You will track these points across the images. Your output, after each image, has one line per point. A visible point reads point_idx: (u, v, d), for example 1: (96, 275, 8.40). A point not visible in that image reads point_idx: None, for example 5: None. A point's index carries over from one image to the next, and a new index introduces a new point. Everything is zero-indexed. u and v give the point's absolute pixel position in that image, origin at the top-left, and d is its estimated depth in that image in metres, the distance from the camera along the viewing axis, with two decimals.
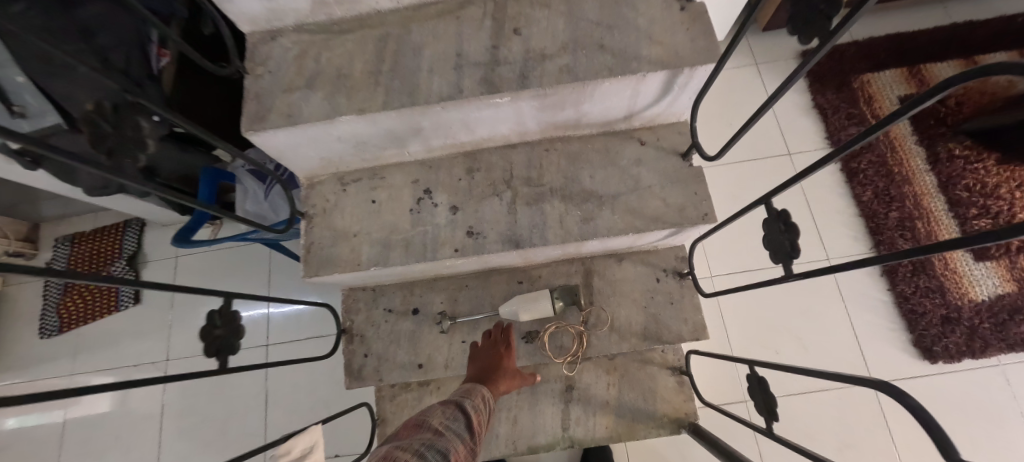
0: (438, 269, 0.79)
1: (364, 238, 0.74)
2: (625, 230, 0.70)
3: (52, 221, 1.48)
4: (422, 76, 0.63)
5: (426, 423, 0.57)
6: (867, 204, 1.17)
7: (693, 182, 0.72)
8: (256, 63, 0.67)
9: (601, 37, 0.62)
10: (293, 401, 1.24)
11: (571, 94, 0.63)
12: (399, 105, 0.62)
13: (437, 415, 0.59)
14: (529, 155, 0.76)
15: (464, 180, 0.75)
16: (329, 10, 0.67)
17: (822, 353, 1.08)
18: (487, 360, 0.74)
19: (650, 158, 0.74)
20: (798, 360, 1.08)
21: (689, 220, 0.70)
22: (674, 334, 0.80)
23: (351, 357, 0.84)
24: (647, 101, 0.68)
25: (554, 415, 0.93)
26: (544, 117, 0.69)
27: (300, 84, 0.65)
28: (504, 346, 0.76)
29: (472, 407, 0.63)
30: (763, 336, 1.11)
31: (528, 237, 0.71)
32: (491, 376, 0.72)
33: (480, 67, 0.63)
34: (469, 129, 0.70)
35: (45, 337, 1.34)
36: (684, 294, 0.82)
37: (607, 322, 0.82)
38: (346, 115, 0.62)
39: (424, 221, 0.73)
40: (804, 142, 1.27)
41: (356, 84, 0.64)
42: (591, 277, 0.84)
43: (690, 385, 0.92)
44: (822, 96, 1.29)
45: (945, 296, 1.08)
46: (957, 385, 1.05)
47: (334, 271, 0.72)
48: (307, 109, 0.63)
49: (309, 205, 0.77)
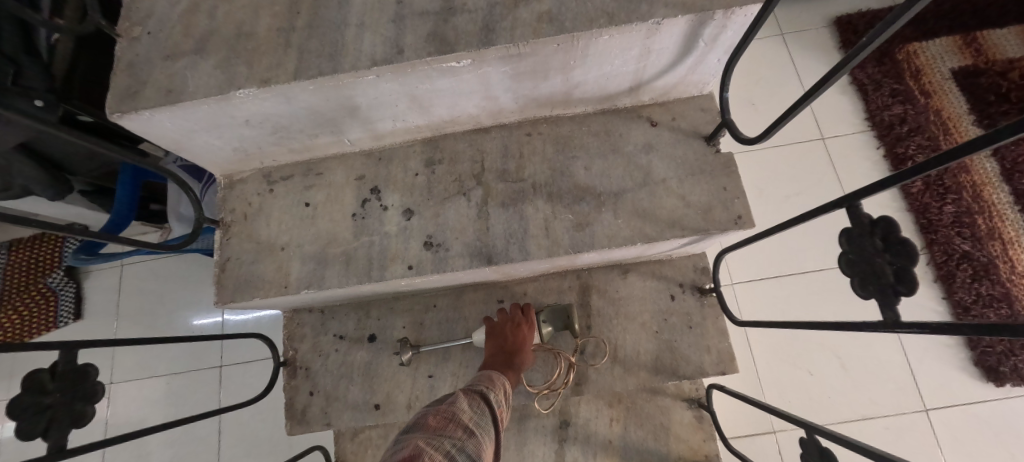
0: (395, 288, 0.62)
1: (294, 253, 0.57)
2: (633, 239, 0.53)
3: None
4: (350, 33, 0.46)
5: (457, 417, 0.44)
6: (918, 196, 0.99)
7: (721, 174, 0.54)
8: (134, 22, 0.50)
9: None
10: (249, 434, 1.07)
11: (556, 54, 0.45)
12: (317, 72, 0.44)
13: (465, 406, 0.46)
14: (506, 142, 0.59)
15: (423, 175, 0.58)
16: None
17: (862, 373, 0.92)
18: (503, 340, 0.59)
19: (665, 144, 0.56)
20: (835, 382, 0.92)
21: (716, 225, 0.53)
22: (694, 367, 0.63)
23: (293, 396, 0.68)
24: (660, 65, 0.50)
25: (546, 457, 0.77)
26: (523, 89, 0.52)
27: (187, 49, 0.48)
28: (524, 321, 0.61)
29: (496, 401, 0.50)
30: (794, 354, 0.94)
31: (506, 249, 0.54)
32: (512, 358, 0.58)
33: (429, 19, 0.45)
34: (424, 108, 0.53)
35: None
36: (706, 316, 0.65)
37: (609, 351, 0.65)
38: (244, 87, 0.45)
39: (370, 230, 0.57)
40: (839, 124, 1.08)
41: (261, 46, 0.47)
42: (588, 295, 0.67)
43: (711, 421, 0.76)
44: (860, 70, 1.10)
45: (1012, 306, 0.91)
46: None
47: (254, 296, 0.56)
48: (195, 82, 0.46)
49: (227, 210, 0.60)
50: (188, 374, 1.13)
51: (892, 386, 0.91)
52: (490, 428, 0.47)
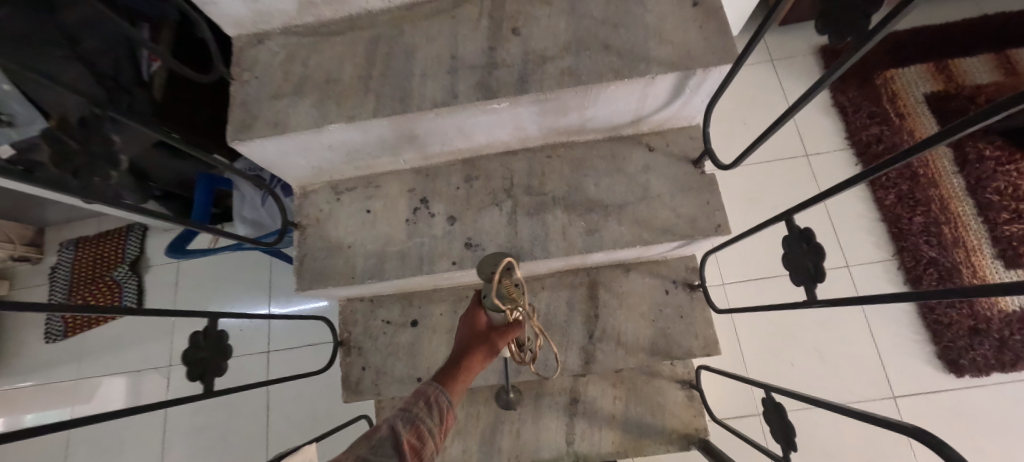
0: (437, 280, 0.75)
1: (359, 251, 0.71)
2: (633, 242, 0.66)
3: (56, 224, 1.48)
4: (414, 81, 0.59)
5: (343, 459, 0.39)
6: (891, 207, 1.11)
7: (705, 191, 0.67)
8: (242, 69, 0.64)
9: (605, 35, 0.58)
10: (292, 412, 1.21)
11: (574, 99, 0.59)
12: (391, 112, 0.58)
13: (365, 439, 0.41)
14: (530, 162, 0.72)
15: (462, 188, 0.72)
16: (318, 11, 0.63)
17: (839, 363, 1.04)
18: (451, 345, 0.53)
19: (660, 165, 0.69)
20: (815, 371, 1.03)
21: (700, 232, 0.65)
22: (684, 349, 0.76)
23: (349, 370, 0.82)
24: (656, 105, 0.64)
25: (558, 429, 0.90)
26: (545, 122, 0.65)
27: (288, 91, 0.62)
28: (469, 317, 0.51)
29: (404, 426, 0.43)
30: (779, 346, 1.06)
31: (530, 249, 0.67)
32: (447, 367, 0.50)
33: (477, 71, 0.59)
34: (466, 136, 0.66)
35: (50, 343, 1.34)
36: (694, 308, 0.78)
37: (613, 336, 0.78)
38: (335, 123, 0.59)
39: (420, 233, 0.70)
40: (823, 141, 1.21)
41: (346, 90, 0.60)
42: (596, 289, 0.80)
43: (701, 400, 0.88)
44: (842, 93, 1.22)
45: (973, 307, 1.02)
46: (982, 399, 0.99)
47: (328, 284, 0.70)
48: (296, 118, 0.60)
49: (303, 215, 0.74)
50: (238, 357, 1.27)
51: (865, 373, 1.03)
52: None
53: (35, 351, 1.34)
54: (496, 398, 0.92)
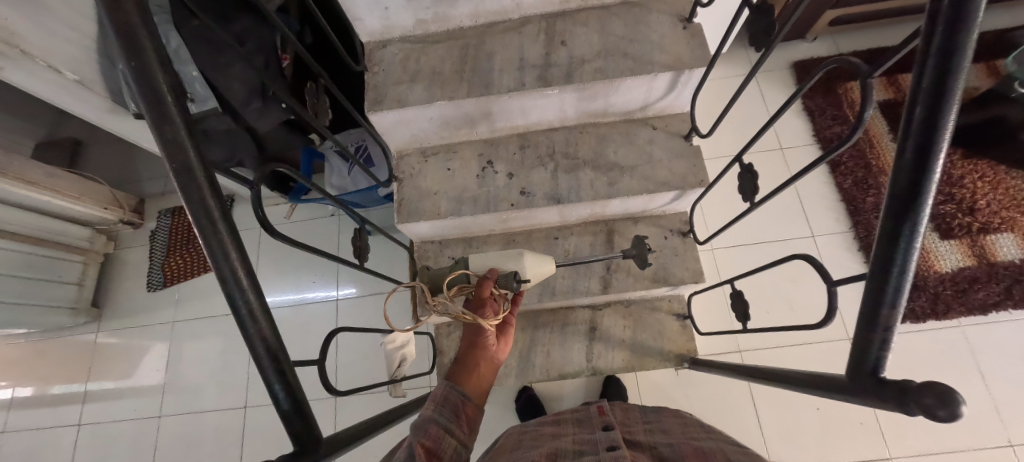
0: (496, 222, 1.02)
1: (442, 196, 0.97)
2: (640, 192, 0.93)
3: (153, 196, 1.77)
4: (494, 74, 0.87)
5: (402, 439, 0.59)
6: (848, 191, 1.42)
7: (693, 157, 0.94)
8: (372, 64, 0.92)
9: (625, 46, 0.86)
10: (359, 348, 1.47)
11: (603, 88, 0.87)
12: (479, 95, 0.86)
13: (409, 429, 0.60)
14: (567, 135, 0.99)
15: (518, 154, 0.99)
16: (426, 26, 0.92)
17: (802, 307, 1.35)
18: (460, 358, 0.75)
19: (661, 139, 0.97)
20: (783, 314, 1.35)
21: (689, 185, 0.92)
22: (678, 278, 1.02)
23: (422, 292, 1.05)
24: (659, 95, 0.91)
25: (580, 350, 1.14)
26: (581, 106, 0.93)
27: (405, 79, 0.89)
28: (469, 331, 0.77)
29: (430, 411, 0.63)
30: (754, 296, 1.38)
31: (567, 196, 0.94)
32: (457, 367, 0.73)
33: (537, 68, 0.87)
34: (524, 114, 0.94)
35: (152, 290, 1.64)
36: (686, 248, 1.04)
37: (625, 269, 1.04)
38: (441, 101, 0.86)
39: (487, 184, 0.97)
40: (796, 139, 1.48)
41: (447, 80, 0.88)
42: (612, 235, 1.06)
43: (692, 328, 1.14)
44: (811, 100, 1.50)
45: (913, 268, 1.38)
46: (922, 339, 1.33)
47: (420, 219, 0.96)
48: (412, 96, 0.88)
49: (400, 171, 1.01)
50: (312, 305, 1.55)
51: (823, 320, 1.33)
52: (420, 432, 0.58)
53: (139, 299, 1.64)
54: (531, 326, 1.17)
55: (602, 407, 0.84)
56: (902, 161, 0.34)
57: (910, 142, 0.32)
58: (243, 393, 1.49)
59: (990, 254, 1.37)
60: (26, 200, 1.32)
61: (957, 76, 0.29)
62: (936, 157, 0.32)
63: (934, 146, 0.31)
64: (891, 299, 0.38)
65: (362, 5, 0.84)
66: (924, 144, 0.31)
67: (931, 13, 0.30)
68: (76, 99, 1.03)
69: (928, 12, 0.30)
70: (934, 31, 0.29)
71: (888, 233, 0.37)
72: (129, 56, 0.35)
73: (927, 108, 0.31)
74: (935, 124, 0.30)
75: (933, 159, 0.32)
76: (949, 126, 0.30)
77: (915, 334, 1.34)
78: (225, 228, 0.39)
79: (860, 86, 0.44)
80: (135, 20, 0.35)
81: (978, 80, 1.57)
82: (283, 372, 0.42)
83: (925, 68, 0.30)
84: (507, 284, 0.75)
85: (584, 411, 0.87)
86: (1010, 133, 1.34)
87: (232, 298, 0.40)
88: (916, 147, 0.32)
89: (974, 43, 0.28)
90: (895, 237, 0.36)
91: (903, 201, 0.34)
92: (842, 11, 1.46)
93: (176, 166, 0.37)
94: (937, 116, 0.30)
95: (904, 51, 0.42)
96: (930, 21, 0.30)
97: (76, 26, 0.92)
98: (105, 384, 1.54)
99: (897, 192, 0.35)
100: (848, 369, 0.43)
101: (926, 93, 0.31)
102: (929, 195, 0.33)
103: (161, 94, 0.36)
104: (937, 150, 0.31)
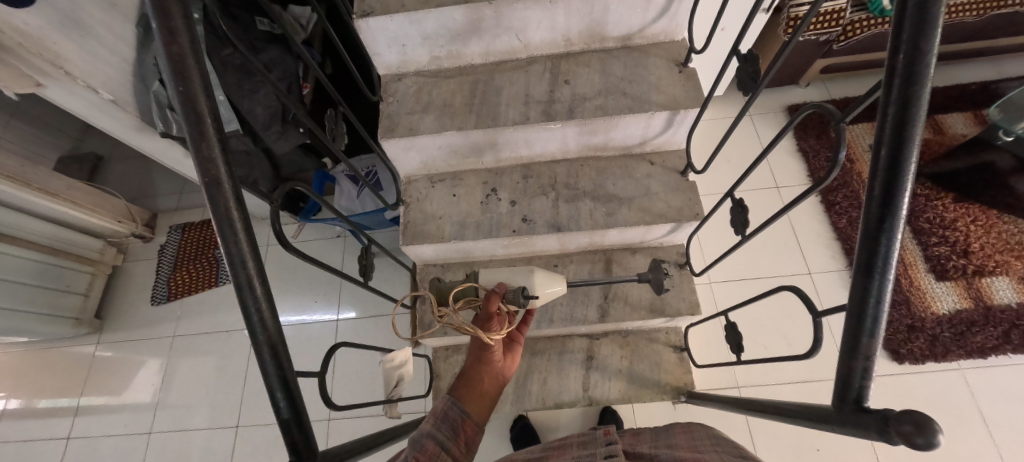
0: (497, 248, 1.04)
1: (446, 220, 1.01)
2: (638, 223, 0.96)
3: (166, 212, 1.82)
4: (502, 107, 0.93)
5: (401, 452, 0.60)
6: (843, 229, 1.45)
7: (689, 191, 0.98)
8: (387, 94, 0.98)
9: (624, 87, 0.92)
10: (355, 369, 1.47)
11: (603, 124, 0.92)
12: (487, 126, 0.91)
13: (406, 443, 0.61)
14: (568, 167, 1.04)
15: (521, 183, 1.03)
16: (439, 62, 0.99)
17: (801, 344, 1.35)
18: (465, 373, 0.76)
19: (658, 173, 1.01)
20: (781, 350, 1.35)
21: (685, 217, 0.95)
22: (674, 310, 1.03)
23: (422, 315, 1.06)
24: (656, 132, 0.96)
25: (577, 379, 1.14)
26: (583, 140, 0.98)
27: (418, 109, 0.95)
28: (476, 345, 0.79)
29: (428, 426, 0.63)
30: (751, 330, 1.39)
31: (567, 224, 0.97)
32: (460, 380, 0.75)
33: (542, 104, 0.93)
34: (529, 146, 0.99)
35: (155, 304, 1.66)
36: (683, 280, 1.06)
37: (622, 298, 1.06)
38: (450, 130, 0.92)
39: (491, 210, 1.01)
40: (790, 178, 1.53)
41: (456, 111, 0.94)
42: (610, 264, 1.09)
43: (688, 360, 1.14)
44: (804, 141, 1.56)
45: (910, 307, 1.39)
46: (923, 382, 1.32)
47: (424, 241, 0.99)
48: (423, 126, 0.93)
49: (407, 195, 1.05)
50: (311, 324, 1.56)
51: (820, 358, 1.34)
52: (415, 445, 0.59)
53: (142, 312, 1.65)
54: (528, 353, 1.17)
55: (607, 429, 0.82)
56: (872, 196, 0.35)
57: (878, 176, 0.34)
58: (236, 410, 1.47)
59: (986, 297, 1.38)
60: (43, 209, 1.37)
61: (915, 124, 0.32)
62: (902, 194, 0.33)
63: (899, 183, 0.33)
64: (870, 332, 0.37)
65: (381, 41, 0.91)
66: (889, 181, 0.33)
67: (888, 68, 0.33)
68: (107, 115, 1.09)
69: (886, 67, 0.34)
70: (893, 84, 0.33)
71: (863, 264, 0.37)
72: (177, 80, 0.39)
73: (892, 149, 0.33)
74: (900, 160, 0.32)
75: (898, 196, 0.33)
76: (913, 163, 0.32)
77: (915, 375, 1.33)
78: (245, 238, 0.42)
79: (834, 131, 0.48)
80: (187, 50, 0.39)
81: (966, 127, 1.64)
82: (287, 382, 0.42)
83: (887, 116, 0.33)
84: (514, 299, 0.76)
85: (590, 434, 0.83)
86: (1000, 179, 1.38)
87: (245, 305, 0.42)
88: (883, 184, 0.34)
89: (927, 96, 0.31)
90: (868, 270, 0.37)
91: (874, 235, 0.36)
92: (831, 60, 1.55)
93: (207, 180, 0.40)
94: (901, 155, 0.32)
95: (866, 103, 0.46)
96: (889, 76, 0.33)
97: (116, 50, 0.99)
98: (97, 396, 1.53)
99: (869, 224, 0.36)
100: (832, 400, 0.41)
101: (889, 133, 0.33)
102: (898, 230, 0.34)
103: (202, 116, 0.40)
104: (903, 183, 0.33)
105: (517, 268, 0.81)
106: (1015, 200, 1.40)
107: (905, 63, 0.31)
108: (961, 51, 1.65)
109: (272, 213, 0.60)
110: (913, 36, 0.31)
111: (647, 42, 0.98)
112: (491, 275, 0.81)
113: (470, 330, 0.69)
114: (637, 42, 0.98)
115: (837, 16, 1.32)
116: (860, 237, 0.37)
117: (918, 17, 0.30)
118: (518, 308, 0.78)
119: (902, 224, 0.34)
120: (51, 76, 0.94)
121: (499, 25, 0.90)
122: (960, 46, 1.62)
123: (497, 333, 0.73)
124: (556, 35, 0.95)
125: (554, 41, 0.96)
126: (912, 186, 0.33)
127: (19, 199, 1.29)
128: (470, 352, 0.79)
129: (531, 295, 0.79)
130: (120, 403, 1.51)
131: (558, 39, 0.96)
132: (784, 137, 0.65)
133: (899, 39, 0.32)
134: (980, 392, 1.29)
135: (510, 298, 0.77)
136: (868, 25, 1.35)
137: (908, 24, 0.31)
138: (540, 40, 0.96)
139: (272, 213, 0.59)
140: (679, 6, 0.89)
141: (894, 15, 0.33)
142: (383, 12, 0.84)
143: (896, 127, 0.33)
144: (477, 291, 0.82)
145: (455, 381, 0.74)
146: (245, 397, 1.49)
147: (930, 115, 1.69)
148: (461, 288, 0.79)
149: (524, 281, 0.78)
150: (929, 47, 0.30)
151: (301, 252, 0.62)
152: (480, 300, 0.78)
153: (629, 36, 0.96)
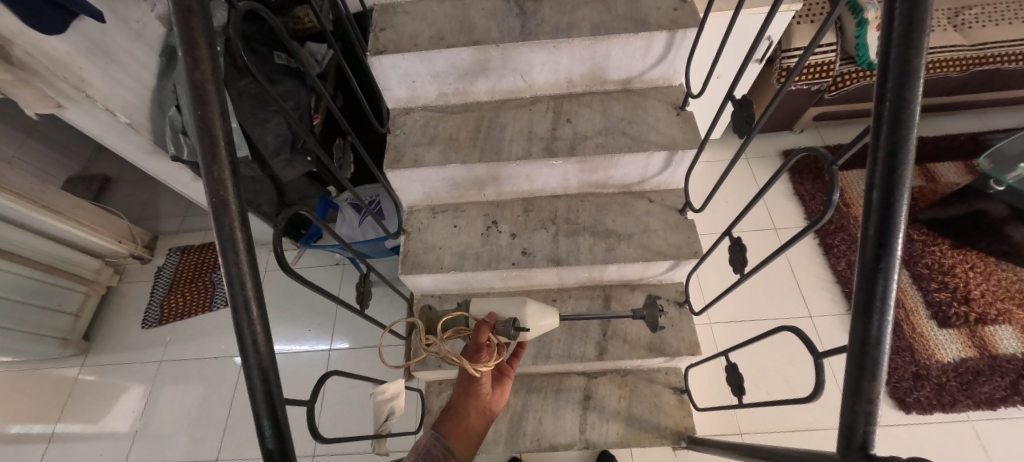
0: (495, 280, 1.04)
1: (446, 250, 1.01)
2: (636, 259, 0.96)
3: (167, 233, 1.83)
4: (505, 143, 0.96)
5: None
6: (841, 272, 1.46)
7: (687, 230, 0.99)
8: (395, 127, 1.01)
9: (624, 126, 0.96)
10: (346, 401, 1.42)
11: (603, 162, 0.95)
12: (490, 160, 0.94)
13: None
14: (568, 203, 1.06)
15: (522, 216, 1.05)
16: (447, 98, 1.03)
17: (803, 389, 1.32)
18: (451, 405, 0.74)
19: (657, 211, 1.03)
20: (784, 395, 1.31)
21: (684, 255, 0.96)
22: (673, 349, 1.01)
23: (416, 346, 1.04)
24: (655, 171, 0.99)
25: (574, 420, 1.10)
26: (583, 176, 1.00)
27: (424, 141, 0.98)
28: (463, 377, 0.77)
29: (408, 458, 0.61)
30: (753, 373, 1.36)
31: (566, 258, 0.97)
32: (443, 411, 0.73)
33: (544, 141, 0.96)
34: (530, 181, 1.01)
35: (145, 327, 1.63)
36: (682, 319, 1.05)
37: (621, 336, 1.04)
38: (453, 163, 0.94)
39: (490, 242, 1.01)
40: (786, 219, 1.56)
41: (461, 145, 0.97)
42: (609, 300, 1.08)
43: (689, 403, 1.10)
44: (800, 185, 1.60)
45: (914, 354, 1.37)
46: (933, 433, 1.27)
47: (422, 271, 0.98)
48: (426, 158, 0.95)
49: (408, 225, 1.06)
50: (303, 353, 1.52)
51: (824, 405, 1.31)
52: None
53: (132, 335, 1.62)
54: (524, 390, 1.13)
55: None
56: (868, 238, 0.36)
57: (872, 221, 0.35)
58: (217, 442, 1.41)
59: (991, 346, 1.36)
60: (46, 226, 1.38)
61: (903, 172, 0.33)
62: (895, 237, 0.34)
63: (892, 226, 0.34)
64: (871, 374, 0.37)
65: (392, 78, 0.95)
66: (884, 227, 0.34)
67: (876, 115, 0.35)
68: (121, 138, 1.13)
69: (875, 114, 0.35)
70: (880, 131, 0.34)
71: (862, 303, 0.37)
72: (197, 105, 0.40)
73: (884, 193, 0.34)
74: (892, 205, 0.33)
75: (892, 239, 0.34)
76: (903, 211, 0.33)
77: (923, 426, 1.28)
78: (246, 258, 0.42)
79: (826, 175, 0.50)
80: (209, 79, 0.41)
81: (958, 176, 1.68)
82: (275, 410, 0.41)
83: (876, 160, 0.35)
84: (505, 331, 0.74)
85: None
86: (996, 227, 1.40)
87: (240, 328, 0.41)
88: (878, 226, 0.35)
89: (915, 143, 0.32)
90: (866, 311, 0.37)
91: (871, 276, 0.36)
92: (823, 108, 1.61)
93: (215, 201, 0.41)
94: (893, 198, 0.33)
95: (855, 148, 0.47)
96: (877, 123, 0.35)
97: (137, 76, 1.03)
98: (73, 422, 1.46)
99: (867, 265, 0.36)
100: (837, 447, 0.39)
101: (880, 179, 0.34)
102: (894, 271, 0.35)
103: (216, 139, 0.41)
104: (895, 227, 0.34)
105: (509, 299, 0.79)
106: (1012, 248, 1.42)
107: (891, 110, 0.33)
108: (948, 103, 1.72)
109: (274, 240, 0.60)
110: (898, 86, 0.32)
111: (647, 86, 1.03)
112: (482, 304, 0.80)
113: (457, 361, 0.67)
114: (637, 86, 1.03)
115: (826, 67, 1.41)
116: (858, 278, 0.37)
117: (901, 70, 0.32)
118: (508, 340, 0.76)
119: (896, 265, 0.34)
120: (72, 100, 0.98)
121: (505, 66, 0.94)
122: (947, 99, 1.69)
123: (485, 364, 0.71)
124: (558, 77, 0.99)
125: (556, 82, 1.00)
126: (904, 230, 0.34)
127: (22, 215, 1.30)
128: (457, 384, 0.77)
129: (521, 326, 0.76)
130: (97, 431, 1.45)
131: (560, 80, 1.00)
132: (776, 179, 0.66)
133: (885, 88, 0.34)
134: (993, 445, 1.24)
135: (497, 327, 0.75)
136: (856, 77, 1.43)
137: (892, 75, 0.33)
138: (544, 81, 1.00)
139: (274, 240, 0.59)
140: (676, 54, 0.94)
141: (878, 66, 0.35)
142: (395, 51, 0.89)
143: (887, 173, 0.34)
144: (467, 321, 0.80)
145: (441, 415, 0.72)
146: (228, 427, 1.43)
147: (922, 163, 1.74)
148: (451, 317, 0.77)
149: (515, 312, 0.76)
150: (913, 96, 0.32)
151: (302, 279, 0.62)
152: (469, 330, 0.77)
153: (629, 79, 1.01)
